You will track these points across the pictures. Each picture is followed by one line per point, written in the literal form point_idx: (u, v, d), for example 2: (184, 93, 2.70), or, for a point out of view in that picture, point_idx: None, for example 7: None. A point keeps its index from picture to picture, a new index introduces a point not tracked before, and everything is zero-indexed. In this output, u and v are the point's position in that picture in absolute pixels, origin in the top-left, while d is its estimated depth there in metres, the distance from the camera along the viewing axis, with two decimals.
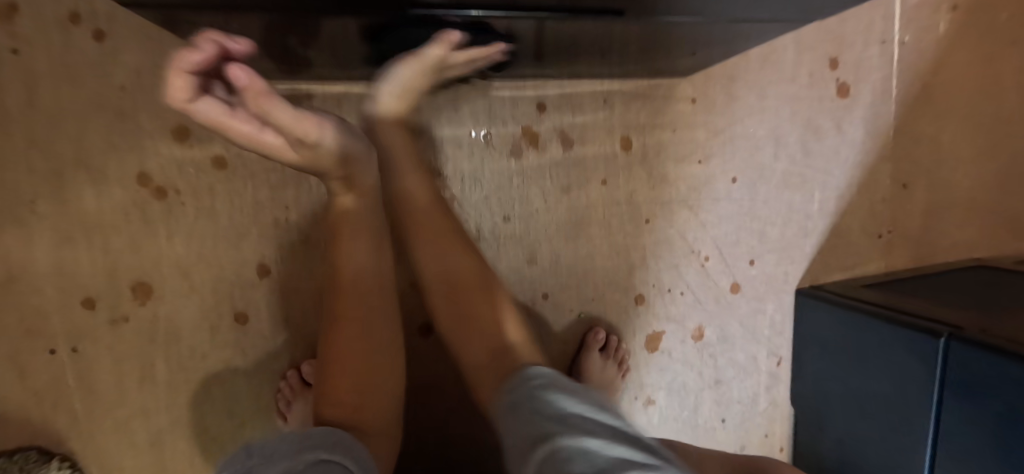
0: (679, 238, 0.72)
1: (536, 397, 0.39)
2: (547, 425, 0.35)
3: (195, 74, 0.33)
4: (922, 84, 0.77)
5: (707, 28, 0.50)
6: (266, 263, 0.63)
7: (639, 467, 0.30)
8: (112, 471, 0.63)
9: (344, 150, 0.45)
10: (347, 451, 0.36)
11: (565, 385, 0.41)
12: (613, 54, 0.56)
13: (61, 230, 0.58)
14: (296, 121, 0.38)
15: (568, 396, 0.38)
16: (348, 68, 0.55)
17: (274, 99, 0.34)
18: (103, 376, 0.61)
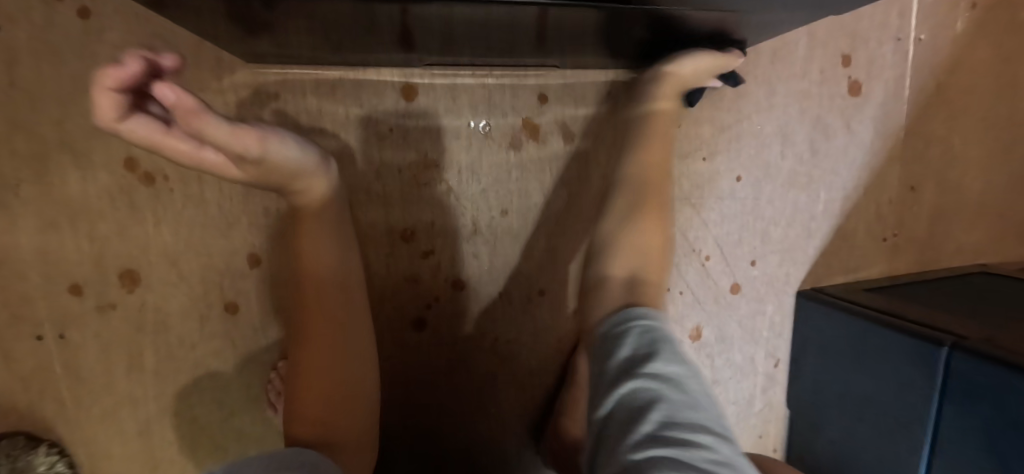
0: (681, 236, 0.71)
1: (630, 336, 0.44)
2: (632, 365, 0.40)
3: (123, 92, 0.33)
4: (936, 83, 0.75)
5: (710, 19, 0.48)
6: (256, 252, 0.62)
7: (706, 433, 0.34)
8: (100, 457, 0.62)
9: (296, 164, 0.43)
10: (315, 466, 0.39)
11: (660, 329, 0.44)
12: (612, 44, 0.54)
13: (46, 215, 0.56)
14: (232, 138, 0.36)
15: (663, 341, 0.42)
16: (342, 50, 0.54)
17: (206, 117, 0.33)
18: (90, 363, 0.60)
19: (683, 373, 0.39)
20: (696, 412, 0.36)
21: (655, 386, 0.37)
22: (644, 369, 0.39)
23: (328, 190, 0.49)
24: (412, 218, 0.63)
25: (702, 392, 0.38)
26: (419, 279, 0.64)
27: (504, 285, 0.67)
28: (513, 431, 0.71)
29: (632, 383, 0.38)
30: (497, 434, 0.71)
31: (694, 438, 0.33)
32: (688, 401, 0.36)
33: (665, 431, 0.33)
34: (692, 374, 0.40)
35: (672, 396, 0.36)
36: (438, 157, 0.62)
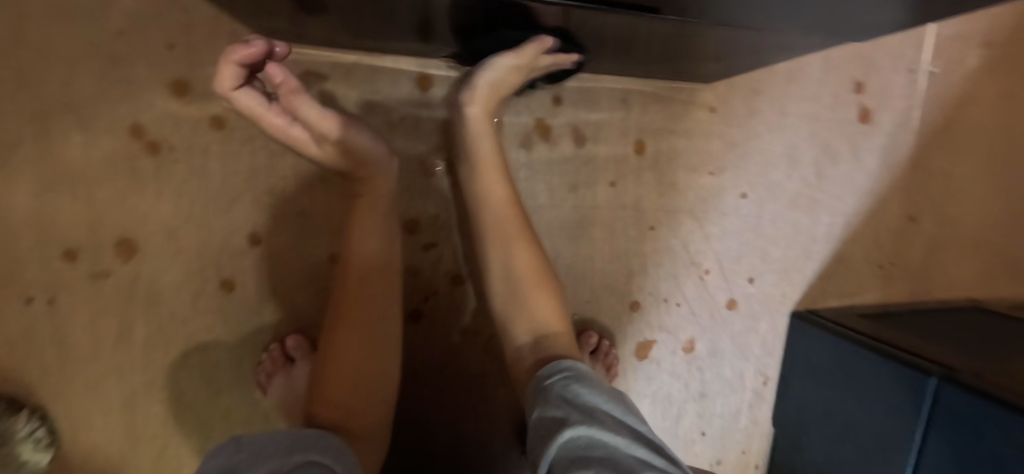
0: (681, 249, 0.71)
1: (563, 383, 0.42)
2: (564, 412, 0.38)
3: (239, 66, 0.43)
4: (944, 117, 0.76)
5: (728, 35, 0.48)
6: (257, 232, 0.61)
7: (656, 469, 0.31)
8: (81, 427, 0.61)
9: (356, 149, 0.53)
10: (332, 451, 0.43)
11: (593, 377, 0.43)
12: (633, 51, 0.54)
13: (44, 176, 0.55)
14: (320, 119, 0.48)
15: (588, 391, 0.40)
16: (360, 35, 0.54)
17: (301, 96, 0.45)
18: (78, 331, 0.59)
19: (617, 415, 0.37)
20: (641, 450, 0.33)
21: (592, 429, 0.34)
22: (576, 416, 0.36)
23: (380, 183, 0.55)
24: (415, 209, 0.63)
25: (644, 431, 0.36)
26: (419, 272, 0.64)
27: None
28: (499, 431, 0.71)
29: (564, 433, 0.35)
30: (483, 433, 0.70)
31: (640, 471, 0.30)
32: (629, 440, 0.34)
33: (608, 468, 0.30)
34: (630, 415, 0.38)
35: (609, 438, 0.34)
36: (447, 150, 0.62)
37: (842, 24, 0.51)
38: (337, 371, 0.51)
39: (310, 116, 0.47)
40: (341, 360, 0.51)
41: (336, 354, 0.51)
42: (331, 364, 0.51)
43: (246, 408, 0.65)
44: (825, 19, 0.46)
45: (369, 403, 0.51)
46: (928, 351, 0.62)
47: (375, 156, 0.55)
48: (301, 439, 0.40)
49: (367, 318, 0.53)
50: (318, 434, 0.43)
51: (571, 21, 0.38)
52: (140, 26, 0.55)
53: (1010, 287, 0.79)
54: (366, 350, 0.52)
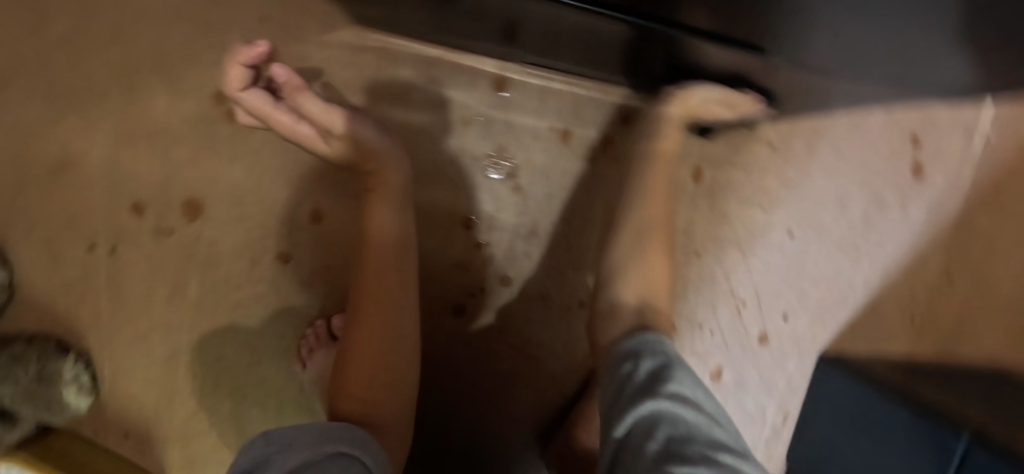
0: (723, 278, 0.73)
1: (646, 358, 0.46)
2: (646, 384, 0.42)
3: (245, 67, 0.50)
4: (997, 182, 0.77)
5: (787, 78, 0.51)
6: (320, 209, 0.62)
7: (726, 448, 0.35)
8: (122, 375, 0.62)
9: (361, 140, 0.54)
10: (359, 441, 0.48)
11: (673, 356, 0.47)
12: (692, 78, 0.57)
13: (125, 129, 0.57)
14: (322, 114, 0.52)
15: (671, 366, 0.44)
16: (450, 30, 0.54)
17: (302, 91, 0.51)
18: (134, 282, 0.60)
19: (694, 396, 0.41)
20: (713, 428, 0.37)
21: (672, 405, 0.39)
22: (659, 389, 0.41)
23: (394, 174, 0.56)
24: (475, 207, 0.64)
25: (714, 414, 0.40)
26: (469, 267, 0.65)
27: (548, 291, 0.68)
28: (522, 434, 0.71)
29: (648, 403, 0.39)
30: (506, 433, 0.71)
31: (713, 446, 0.34)
32: (704, 418, 0.38)
33: (685, 440, 0.35)
34: (703, 397, 0.42)
35: (689, 413, 0.38)
36: (513, 151, 0.63)
37: (910, 80, 0.52)
38: (361, 369, 0.53)
39: (313, 111, 0.52)
40: (366, 358, 0.53)
41: (358, 351, 0.53)
42: (355, 362, 0.53)
43: (282, 379, 0.66)
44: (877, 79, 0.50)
45: (392, 396, 0.54)
46: (954, 407, 0.64)
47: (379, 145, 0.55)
48: (329, 431, 0.47)
49: (384, 313, 0.54)
50: (345, 425, 0.49)
51: (657, 36, 0.42)
52: None
53: None
54: (386, 350, 0.54)
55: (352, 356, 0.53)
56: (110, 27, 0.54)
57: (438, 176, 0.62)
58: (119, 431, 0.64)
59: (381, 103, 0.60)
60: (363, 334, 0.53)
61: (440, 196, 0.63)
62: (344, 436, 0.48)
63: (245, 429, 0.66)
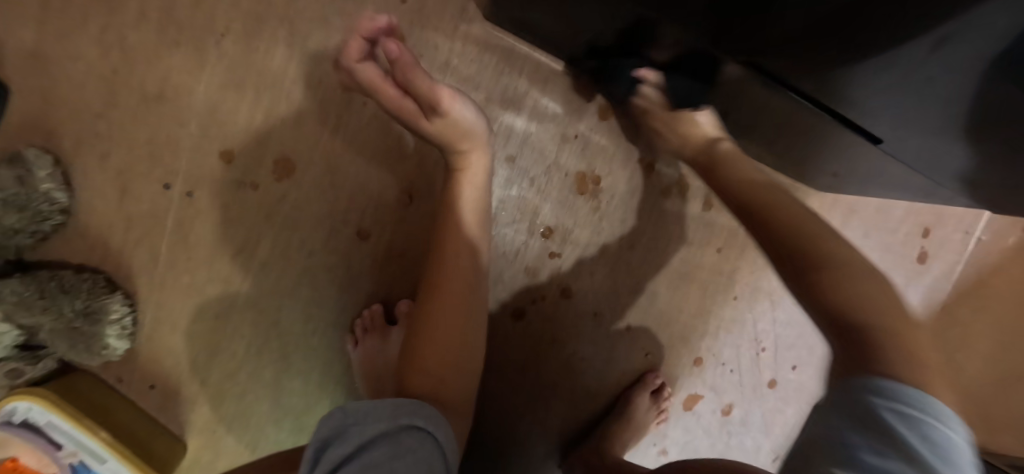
0: (751, 324, 0.78)
1: (846, 416, 0.31)
2: (837, 450, 0.30)
3: (363, 41, 0.50)
4: (979, 278, 0.88)
5: (864, 154, 0.60)
6: (410, 192, 0.62)
7: None
8: (164, 324, 0.59)
9: (468, 120, 0.54)
10: (435, 424, 0.44)
11: (924, 419, 0.29)
12: (776, 140, 0.64)
13: (234, 74, 0.55)
14: (430, 90, 0.51)
15: (882, 427, 0.29)
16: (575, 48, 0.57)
17: (416, 68, 0.50)
18: (202, 231, 0.58)
19: None
20: None
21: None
22: (855, 461, 0.29)
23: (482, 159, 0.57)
24: (554, 218, 0.67)
25: None
26: (537, 275, 0.67)
27: (601, 309, 0.71)
28: (546, 440, 0.74)
29: None
30: (533, 435, 0.73)
31: None
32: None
33: None
34: None
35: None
36: (602, 175, 0.66)
37: (932, 173, 0.62)
38: (433, 345, 0.51)
39: (421, 86, 0.50)
40: (444, 334, 0.51)
41: (433, 327, 0.51)
42: (427, 339, 0.51)
43: (330, 354, 0.64)
44: (931, 169, 0.59)
45: (461, 378, 0.52)
46: None
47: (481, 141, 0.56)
48: (401, 407, 0.43)
49: (464, 293, 0.53)
50: (413, 401, 0.45)
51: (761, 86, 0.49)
52: None
53: (982, 435, 0.92)
54: (460, 327, 0.52)
55: (427, 334, 0.51)
56: None
57: (526, 181, 0.64)
58: (146, 382, 0.60)
59: (493, 103, 0.61)
60: (440, 310, 0.52)
61: (523, 201, 0.65)
62: (419, 408, 0.44)
63: (282, 399, 0.64)
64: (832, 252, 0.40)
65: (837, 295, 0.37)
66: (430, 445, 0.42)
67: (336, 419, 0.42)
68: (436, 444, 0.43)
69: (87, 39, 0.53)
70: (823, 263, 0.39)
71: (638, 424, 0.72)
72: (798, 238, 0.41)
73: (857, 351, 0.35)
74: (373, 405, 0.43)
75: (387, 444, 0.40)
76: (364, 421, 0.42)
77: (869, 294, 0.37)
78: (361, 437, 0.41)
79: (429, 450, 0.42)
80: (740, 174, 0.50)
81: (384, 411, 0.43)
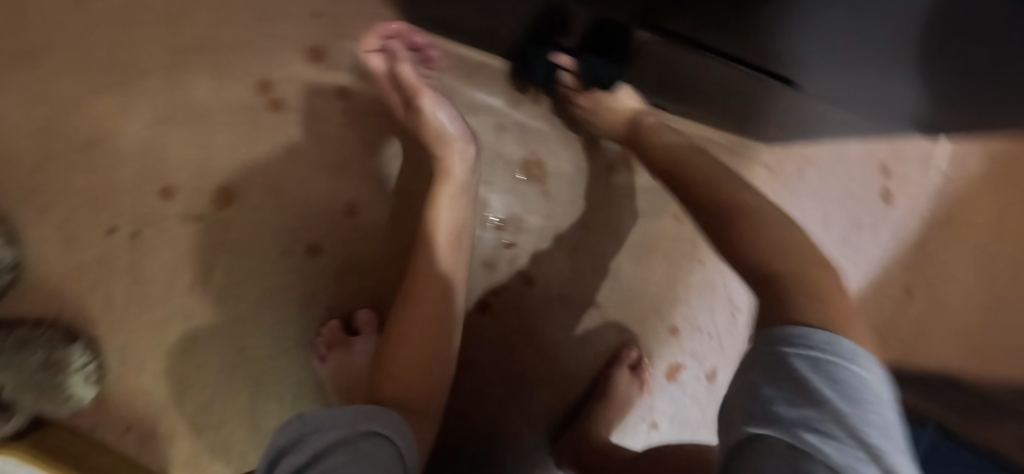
0: (721, 286, 0.79)
1: (765, 368, 0.34)
2: (757, 400, 0.33)
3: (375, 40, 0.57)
4: (948, 209, 0.88)
5: (805, 100, 0.59)
6: (355, 203, 0.62)
7: None
8: (132, 365, 0.60)
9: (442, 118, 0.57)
10: (398, 430, 0.44)
11: (824, 359, 0.32)
12: (714, 99, 0.63)
13: (163, 110, 0.56)
14: (411, 85, 0.54)
15: (786, 374, 0.33)
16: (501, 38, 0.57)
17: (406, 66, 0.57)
18: (155, 267, 0.59)
19: (834, 426, 0.29)
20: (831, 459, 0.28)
21: (776, 430, 0.30)
22: (767, 409, 0.32)
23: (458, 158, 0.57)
24: (505, 209, 0.68)
25: (850, 438, 0.28)
26: (496, 266, 0.68)
27: (566, 291, 0.71)
28: (533, 431, 0.74)
29: (749, 431, 0.32)
30: (520, 427, 0.73)
31: None
32: (824, 448, 0.28)
33: None
34: (843, 419, 0.29)
35: (799, 441, 0.29)
36: (544, 159, 0.68)
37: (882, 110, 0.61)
38: (407, 353, 0.50)
39: (405, 82, 0.54)
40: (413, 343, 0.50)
41: (409, 336, 0.50)
42: (401, 346, 0.50)
43: (302, 373, 0.65)
44: (879, 106, 0.58)
45: (429, 383, 0.51)
46: None
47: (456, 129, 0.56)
48: (367, 412, 0.43)
49: (435, 300, 0.52)
50: (378, 408, 0.45)
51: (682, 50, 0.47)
52: None
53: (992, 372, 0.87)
54: (427, 334, 0.51)
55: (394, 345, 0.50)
56: (162, 13, 0.55)
57: None
58: (121, 424, 0.61)
59: None
60: (415, 318, 0.51)
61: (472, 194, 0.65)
62: (378, 415, 0.44)
63: (258, 423, 0.64)
64: (763, 218, 0.46)
65: (753, 249, 0.43)
66: (388, 452, 0.42)
67: (297, 429, 0.42)
68: (393, 451, 0.42)
69: (15, 95, 0.54)
70: (731, 217, 0.46)
71: (621, 401, 0.72)
72: (712, 188, 0.49)
73: (769, 296, 0.40)
74: (331, 413, 0.42)
75: (343, 450, 0.40)
76: (322, 427, 0.41)
77: (772, 243, 0.43)
78: (317, 445, 0.40)
79: (387, 456, 0.41)
80: (662, 138, 0.57)
81: (349, 411, 0.43)
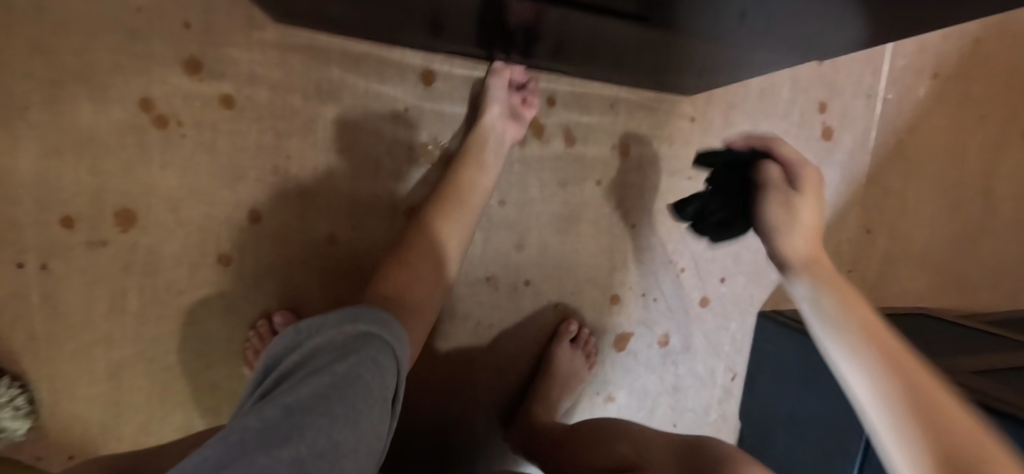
0: (661, 247, 0.76)
1: None
2: None
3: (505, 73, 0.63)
4: (899, 139, 0.83)
5: (717, 48, 0.53)
6: (258, 209, 0.62)
7: None
8: (64, 397, 0.60)
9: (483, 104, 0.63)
10: (386, 326, 0.42)
11: None
12: (624, 56, 0.58)
13: (48, 140, 0.55)
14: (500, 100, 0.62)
15: None
16: (383, 29, 0.56)
17: (495, 81, 0.62)
18: (69, 297, 0.59)
19: None
20: None
21: None
22: None
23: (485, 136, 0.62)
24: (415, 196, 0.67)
25: None
26: None
27: (492, 272, 0.69)
28: (484, 417, 0.73)
29: None
30: (469, 414, 0.72)
31: None
32: None
33: None
34: None
35: None
36: (445, 141, 0.67)
37: (801, 46, 0.57)
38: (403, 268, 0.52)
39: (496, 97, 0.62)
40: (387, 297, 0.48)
41: (414, 250, 0.54)
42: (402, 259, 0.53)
43: (235, 381, 0.66)
44: (791, 44, 0.55)
45: (421, 288, 0.52)
46: None
47: (498, 112, 0.62)
48: (351, 314, 0.41)
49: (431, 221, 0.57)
50: (361, 308, 0.43)
51: (557, 20, 0.46)
52: (157, 4, 0.56)
53: (940, 299, 0.88)
54: (432, 264, 0.54)
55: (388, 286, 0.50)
56: (25, 41, 0.53)
57: (368, 171, 0.65)
58: (63, 454, 0.62)
59: (313, 100, 0.61)
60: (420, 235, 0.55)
61: (376, 189, 0.65)
62: (365, 317, 0.41)
63: None
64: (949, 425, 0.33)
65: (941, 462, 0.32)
66: (379, 351, 0.39)
67: (284, 340, 0.38)
68: (385, 349, 0.39)
69: None
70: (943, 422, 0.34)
71: (565, 376, 0.71)
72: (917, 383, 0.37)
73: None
74: (315, 319, 0.39)
75: (332, 351, 0.36)
76: (315, 330, 0.38)
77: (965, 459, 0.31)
78: (307, 348, 0.36)
79: (378, 354, 0.38)
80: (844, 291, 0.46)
81: (333, 315, 0.40)
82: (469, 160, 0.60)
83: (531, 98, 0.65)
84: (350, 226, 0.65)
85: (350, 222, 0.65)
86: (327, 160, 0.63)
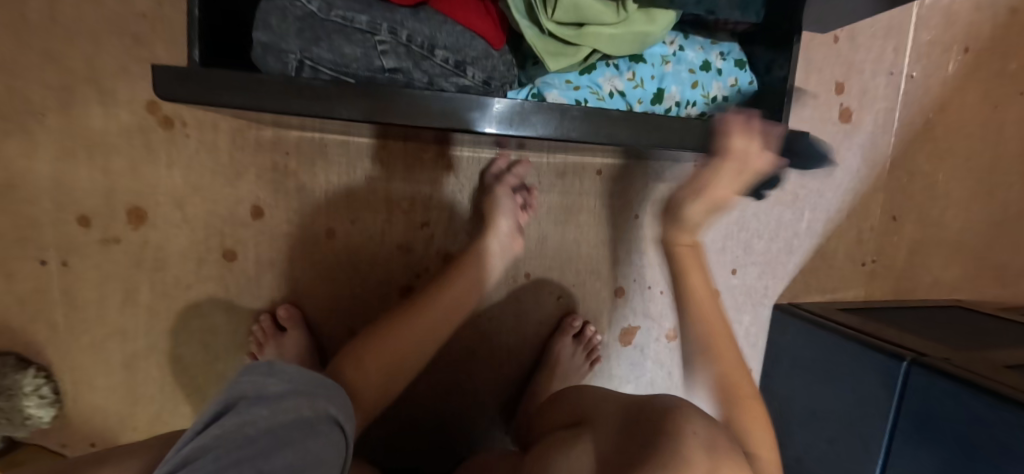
0: (666, 237, 0.74)
1: None
2: None
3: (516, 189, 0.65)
4: (927, 118, 0.78)
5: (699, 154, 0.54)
6: (260, 205, 0.64)
7: None
8: (83, 387, 0.64)
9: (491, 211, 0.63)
10: (346, 415, 0.40)
11: None
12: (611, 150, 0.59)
13: (63, 144, 0.59)
14: (509, 209, 0.62)
15: None
16: (363, 130, 0.59)
17: (506, 189, 0.64)
18: (86, 293, 0.62)
19: None
20: None
21: None
22: None
23: (488, 252, 0.61)
24: (411, 191, 0.67)
25: None
26: (411, 249, 0.68)
27: None
28: (486, 412, 0.72)
29: None
30: (471, 409, 0.72)
31: None
32: None
33: None
34: None
35: None
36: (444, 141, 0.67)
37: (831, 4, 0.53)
38: (377, 359, 0.50)
39: (505, 206, 0.62)
40: (357, 357, 0.49)
41: (395, 337, 0.52)
42: (382, 335, 0.52)
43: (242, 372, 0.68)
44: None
45: (390, 382, 0.50)
46: (906, 339, 0.63)
47: (508, 227, 0.62)
48: (319, 387, 0.39)
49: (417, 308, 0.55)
50: (328, 385, 0.41)
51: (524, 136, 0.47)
52: (159, 10, 0.59)
53: (976, 289, 0.82)
54: (406, 350, 0.52)
55: (369, 354, 0.50)
56: (40, 51, 0.57)
57: (364, 167, 0.65)
58: (86, 441, 0.65)
59: None
60: (408, 328, 0.53)
61: (372, 183, 0.66)
62: (335, 398, 0.40)
63: None
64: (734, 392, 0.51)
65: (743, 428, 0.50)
66: (341, 441, 0.37)
67: (257, 377, 0.37)
68: (347, 440, 0.38)
69: None
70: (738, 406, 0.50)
71: (566, 371, 0.70)
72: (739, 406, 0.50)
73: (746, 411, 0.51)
74: (296, 373, 0.39)
75: (302, 421, 0.35)
76: (278, 396, 0.36)
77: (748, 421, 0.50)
78: (279, 405, 0.35)
79: (335, 441, 0.37)
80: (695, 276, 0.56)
81: (305, 380, 0.39)
82: (468, 264, 0.60)
83: (530, 206, 0.66)
84: (349, 220, 0.66)
85: (346, 216, 0.66)
86: (324, 156, 0.64)
